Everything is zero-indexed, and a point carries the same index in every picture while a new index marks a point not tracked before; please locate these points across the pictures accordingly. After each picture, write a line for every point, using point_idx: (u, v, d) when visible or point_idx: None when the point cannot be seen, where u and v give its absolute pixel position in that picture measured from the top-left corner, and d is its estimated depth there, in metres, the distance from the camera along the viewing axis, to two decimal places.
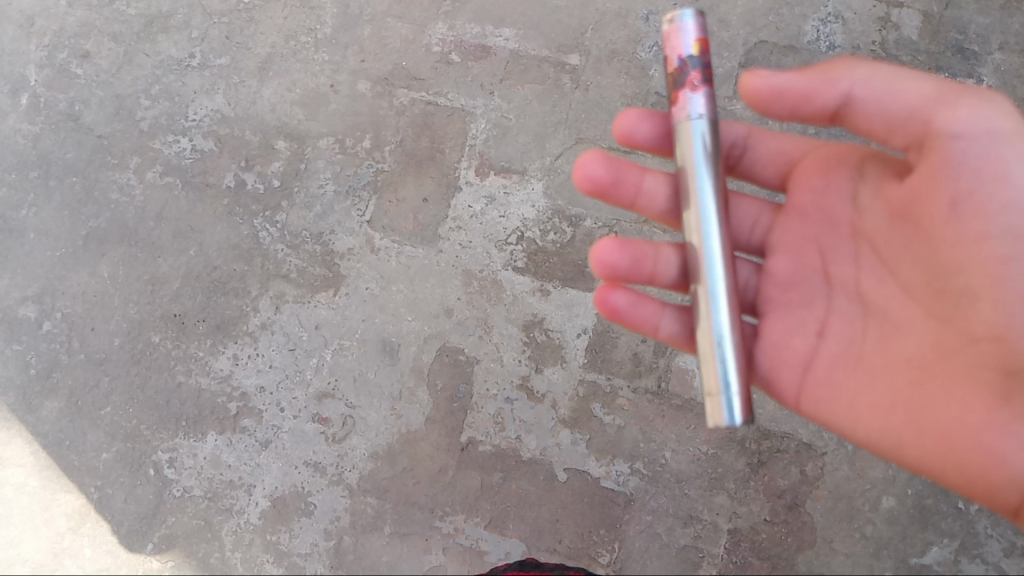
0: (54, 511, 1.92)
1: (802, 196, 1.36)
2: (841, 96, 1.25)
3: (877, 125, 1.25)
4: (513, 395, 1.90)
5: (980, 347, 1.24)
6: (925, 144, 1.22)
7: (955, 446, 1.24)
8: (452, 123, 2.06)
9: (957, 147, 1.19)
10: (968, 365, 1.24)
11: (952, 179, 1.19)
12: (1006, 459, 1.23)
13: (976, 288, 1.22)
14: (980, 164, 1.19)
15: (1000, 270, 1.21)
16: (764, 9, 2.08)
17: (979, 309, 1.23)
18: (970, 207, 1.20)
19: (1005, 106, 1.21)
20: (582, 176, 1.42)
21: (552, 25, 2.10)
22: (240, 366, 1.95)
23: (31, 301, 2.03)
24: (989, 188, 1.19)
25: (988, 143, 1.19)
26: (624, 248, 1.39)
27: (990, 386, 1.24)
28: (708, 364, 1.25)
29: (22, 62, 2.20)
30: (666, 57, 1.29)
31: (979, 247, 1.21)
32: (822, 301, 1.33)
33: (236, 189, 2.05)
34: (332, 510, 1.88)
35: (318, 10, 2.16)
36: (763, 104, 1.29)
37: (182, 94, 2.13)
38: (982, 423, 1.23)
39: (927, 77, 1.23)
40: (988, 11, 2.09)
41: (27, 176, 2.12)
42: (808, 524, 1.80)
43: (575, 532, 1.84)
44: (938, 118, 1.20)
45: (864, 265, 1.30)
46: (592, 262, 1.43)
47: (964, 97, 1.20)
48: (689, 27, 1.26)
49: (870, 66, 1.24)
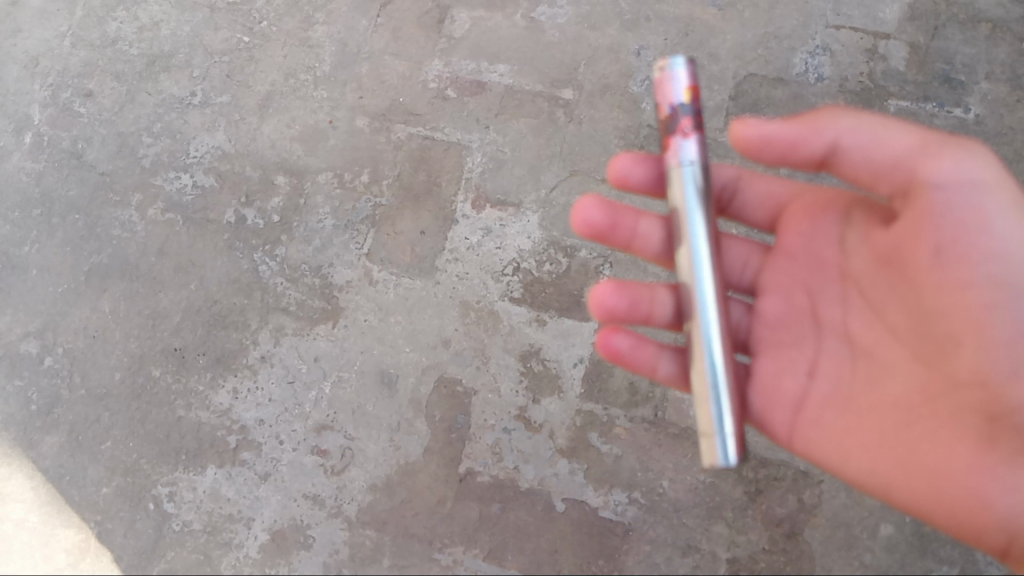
0: (54, 547, 1.92)
1: (791, 239, 1.39)
2: (829, 144, 1.29)
3: (863, 175, 1.29)
4: (512, 425, 1.91)
5: (963, 392, 1.27)
6: (910, 192, 1.25)
7: (942, 490, 1.28)
8: (449, 157, 2.10)
9: (940, 197, 1.22)
10: (953, 410, 1.27)
11: (935, 228, 1.22)
12: (994, 504, 1.27)
13: (958, 333, 1.25)
14: (963, 214, 1.22)
15: (983, 317, 1.24)
16: (753, 43, 2.13)
17: (962, 354, 1.25)
18: (953, 254, 1.22)
19: (987, 157, 1.24)
20: (580, 221, 1.45)
21: (545, 61, 2.15)
22: (240, 400, 1.97)
23: (34, 336, 2.06)
24: (972, 238, 1.22)
25: (970, 193, 1.22)
26: (621, 291, 1.42)
27: (975, 430, 1.27)
28: (703, 405, 1.28)
29: (27, 102, 2.24)
30: (658, 104, 1.33)
31: (962, 293, 1.23)
32: (811, 343, 1.35)
33: (236, 225, 2.08)
34: (331, 543, 1.88)
35: (317, 49, 2.22)
36: (752, 151, 1.32)
37: (184, 131, 2.17)
38: (968, 466, 1.27)
39: (912, 128, 1.26)
40: (973, 43, 2.14)
41: (30, 214, 2.15)
42: (807, 552, 1.80)
43: (574, 563, 1.84)
44: (921, 169, 1.23)
45: (851, 307, 1.32)
46: (589, 306, 1.45)
47: (947, 148, 1.23)
48: (680, 75, 1.30)
49: (855, 116, 1.28)
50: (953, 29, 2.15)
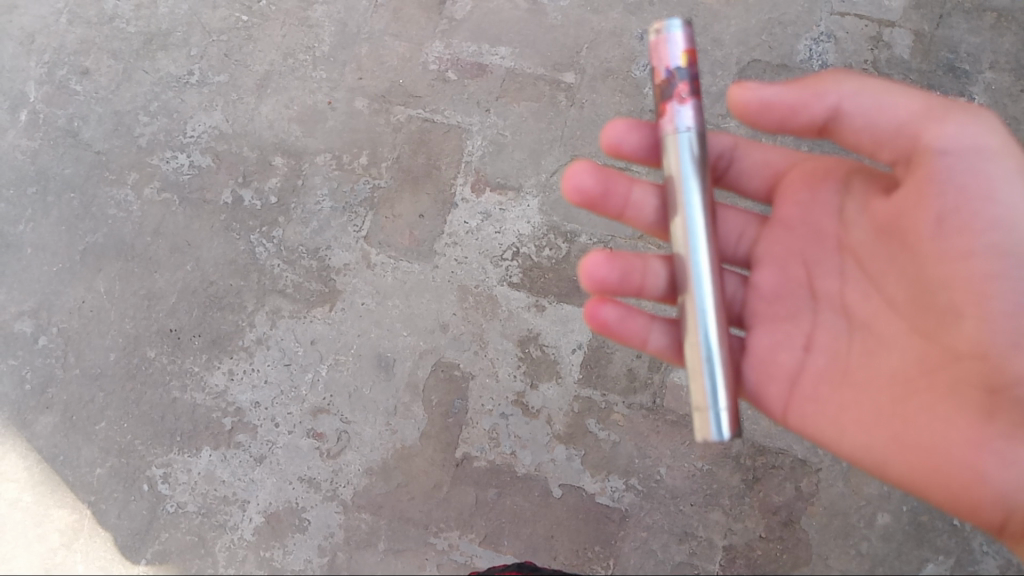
0: (48, 527, 1.91)
1: (788, 210, 1.38)
2: (830, 110, 1.27)
3: (865, 141, 1.27)
4: (509, 410, 1.90)
5: (964, 365, 1.23)
6: (912, 159, 1.24)
7: (939, 466, 1.24)
8: (448, 140, 2.08)
9: (944, 162, 1.20)
10: (952, 383, 1.24)
11: (937, 195, 1.20)
12: (989, 479, 1.22)
13: (960, 304, 1.22)
14: (965, 181, 1.20)
15: (986, 287, 1.20)
16: (757, 28, 2.11)
17: (962, 325, 1.22)
18: (955, 222, 1.20)
19: (993, 123, 1.23)
20: (571, 187, 1.43)
21: (548, 44, 2.13)
22: (236, 381, 1.95)
23: (28, 316, 2.04)
24: (975, 205, 1.20)
25: (975, 158, 1.20)
26: (612, 262, 1.40)
27: (975, 404, 1.23)
28: (696, 378, 1.26)
29: (22, 79, 2.22)
30: (654, 67, 1.30)
31: (964, 263, 1.21)
32: (807, 315, 1.34)
33: (233, 206, 2.06)
34: (326, 526, 1.87)
35: (317, 29, 2.19)
36: (751, 116, 1.30)
37: (181, 111, 2.15)
38: (965, 441, 1.23)
39: (916, 92, 1.24)
40: (979, 31, 2.12)
41: (25, 192, 2.13)
42: (804, 540, 1.79)
43: (570, 548, 1.83)
44: (925, 134, 1.21)
45: (848, 279, 1.32)
46: (580, 277, 1.43)
47: (952, 113, 1.22)
48: (676, 38, 1.27)
49: (858, 80, 1.26)
50: (959, 18, 2.13)
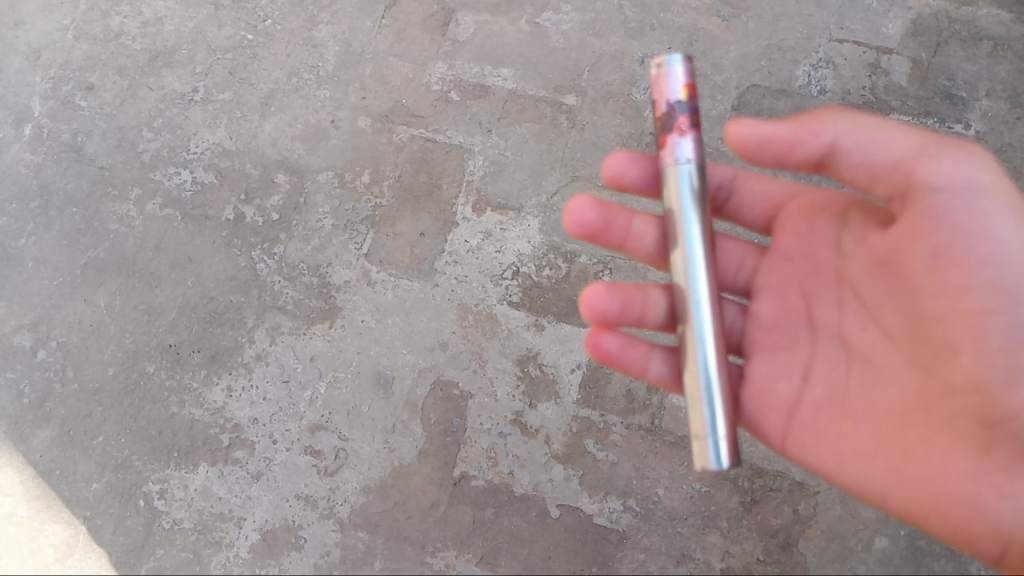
0: (41, 542, 1.89)
1: (786, 240, 1.39)
2: (827, 145, 1.28)
3: (861, 177, 1.29)
4: (507, 429, 1.90)
5: (960, 399, 1.27)
6: (907, 194, 1.26)
7: (939, 498, 1.28)
8: (450, 160, 2.09)
9: (939, 199, 1.22)
10: (947, 416, 1.28)
11: (934, 231, 1.23)
12: (988, 512, 1.28)
13: (956, 338, 1.25)
14: (960, 218, 1.22)
15: (980, 323, 1.25)
16: (757, 54, 2.14)
17: (958, 359, 1.26)
18: (951, 258, 1.23)
19: (985, 160, 1.25)
20: (573, 221, 1.44)
21: (549, 66, 2.16)
22: (234, 398, 1.95)
23: (27, 329, 2.04)
24: (970, 242, 1.23)
25: (968, 196, 1.23)
26: (613, 293, 1.41)
27: (971, 437, 1.28)
28: (695, 407, 1.27)
29: (27, 94, 2.24)
30: (654, 101, 1.32)
31: (960, 298, 1.24)
32: (806, 346, 1.35)
33: (235, 222, 2.07)
34: (322, 544, 1.86)
35: (321, 48, 2.22)
36: (749, 152, 1.31)
37: (185, 127, 2.17)
38: (964, 473, 1.27)
39: (910, 129, 1.26)
40: (976, 60, 2.15)
41: (27, 206, 2.14)
42: (802, 563, 1.79)
43: (568, 570, 1.82)
44: (920, 170, 1.23)
45: (846, 310, 1.33)
46: (581, 308, 1.44)
47: (946, 150, 1.24)
48: (676, 73, 1.30)
49: (853, 117, 1.27)
50: (955, 46, 2.17)
